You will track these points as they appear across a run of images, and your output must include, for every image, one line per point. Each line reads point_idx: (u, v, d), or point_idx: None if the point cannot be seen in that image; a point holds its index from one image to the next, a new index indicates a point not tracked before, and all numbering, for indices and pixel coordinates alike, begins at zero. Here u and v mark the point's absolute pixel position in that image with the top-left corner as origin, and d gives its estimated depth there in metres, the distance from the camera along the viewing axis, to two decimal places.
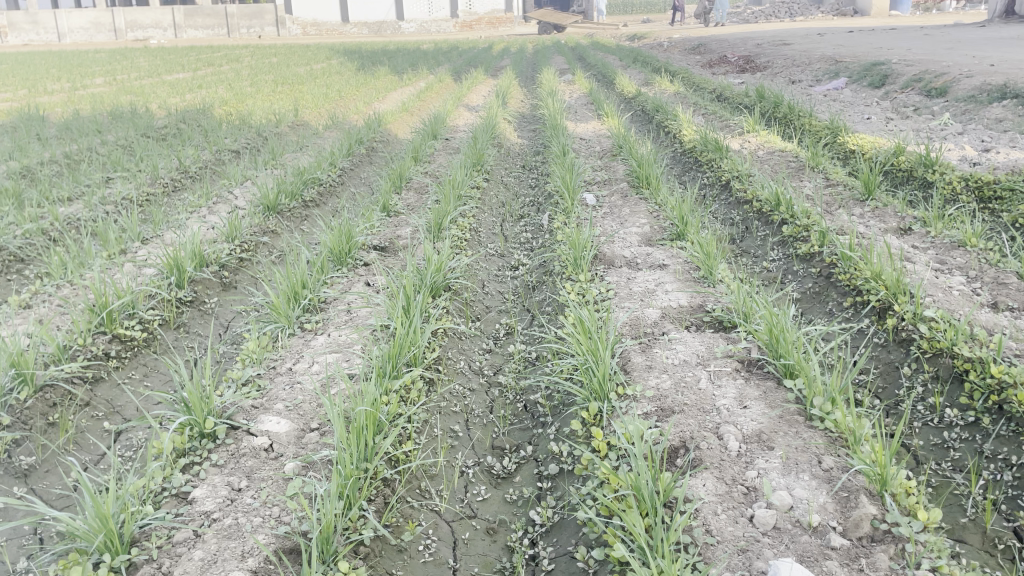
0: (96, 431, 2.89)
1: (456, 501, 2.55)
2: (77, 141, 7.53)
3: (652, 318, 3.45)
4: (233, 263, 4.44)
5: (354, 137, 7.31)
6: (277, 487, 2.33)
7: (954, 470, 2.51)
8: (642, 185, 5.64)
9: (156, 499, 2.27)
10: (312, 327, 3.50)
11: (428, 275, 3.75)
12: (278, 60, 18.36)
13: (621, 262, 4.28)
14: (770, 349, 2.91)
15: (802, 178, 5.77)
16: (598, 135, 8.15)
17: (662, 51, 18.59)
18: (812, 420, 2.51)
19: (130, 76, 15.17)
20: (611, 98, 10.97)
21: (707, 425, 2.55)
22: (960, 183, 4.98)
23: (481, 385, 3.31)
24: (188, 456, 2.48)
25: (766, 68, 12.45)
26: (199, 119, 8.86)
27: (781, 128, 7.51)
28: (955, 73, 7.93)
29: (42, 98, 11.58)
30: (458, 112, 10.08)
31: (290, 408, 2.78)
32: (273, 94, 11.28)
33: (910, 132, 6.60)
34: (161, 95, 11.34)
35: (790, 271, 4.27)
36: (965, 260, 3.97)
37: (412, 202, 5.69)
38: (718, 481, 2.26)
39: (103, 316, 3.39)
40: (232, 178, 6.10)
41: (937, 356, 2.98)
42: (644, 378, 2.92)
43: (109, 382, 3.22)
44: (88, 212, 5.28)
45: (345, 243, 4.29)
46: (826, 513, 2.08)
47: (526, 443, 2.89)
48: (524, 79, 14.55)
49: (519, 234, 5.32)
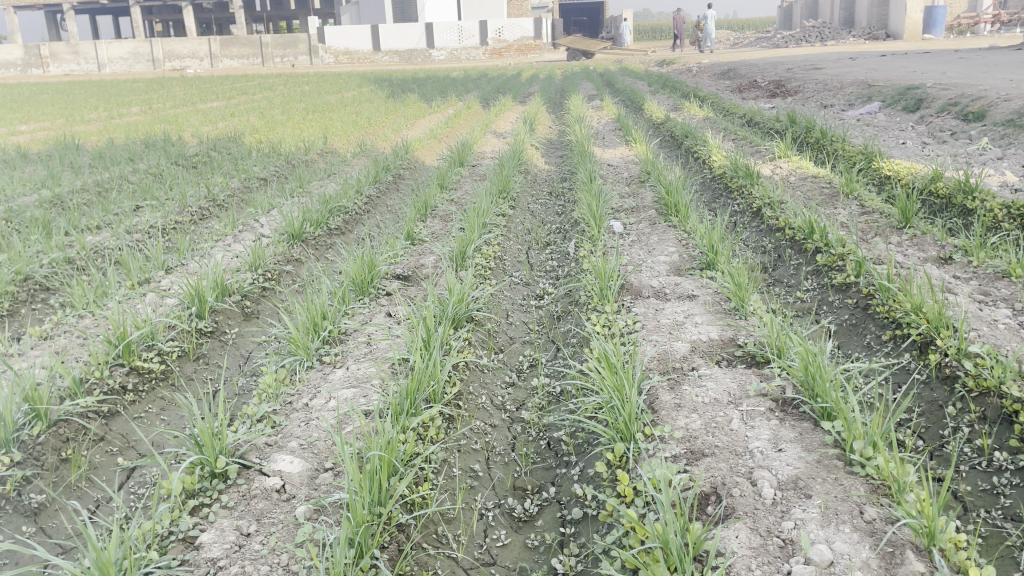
0: (109, 468, 2.83)
1: (475, 547, 2.44)
2: (109, 169, 7.61)
3: (681, 352, 3.32)
4: (255, 293, 4.40)
5: (381, 164, 7.31)
6: (287, 532, 2.24)
7: (1005, 519, 2.35)
8: (671, 212, 5.53)
9: (161, 544, 2.19)
10: (331, 360, 3.42)
11: (450, 306, 3.66)
12: (308, 88, 18.70)
13: (649, 292, 4.16)
14: (806, 388, 2.76)
15: (837, 205, 5.63)
16: (626, 160, 8.09)
17: (691, 76, 18.53)
18: (852, 465, 2.36)
19: (166, 104, 15.46)
20: (639, 124, 10.90)
21: (739, 470, 2.42)
22: (1002, 210, 4.79)
23: (503, 421, 3.20)
24: (197, 498, 2.40)
25: (797, 92, 12.32)
26: (230, 147, 8.94)
27: (814, 152, 7.37)
28: (993, 96, 7.73)
29: (80, 127, 11.81)
30: (485, 138, 10.09)
31: (304, 446, 2.69)
32: (304, 122, 11.36)
33: (947, 157, 6.43)
34: (195, 123, 11.52)
35: (825, 301, 4.12)
36: (1010, 291, 3.80)
37: (437, 229, 5.64)
38: (752, 533, 2.12)
39: (121, 348, 3.35)
40: (258, 206, 6.09)
41: (983, 394, 2.82)
42: (673, 417, 2.78)
43: (124, 416, 3.16)
44: (116, 240, 5.30)
45: (367, 272, 4.23)
46: (869, 569, 1.93)
47: (549, 484, 2.77)
48: (552, 105, 14.53)
49: (544, 261, 5.23)
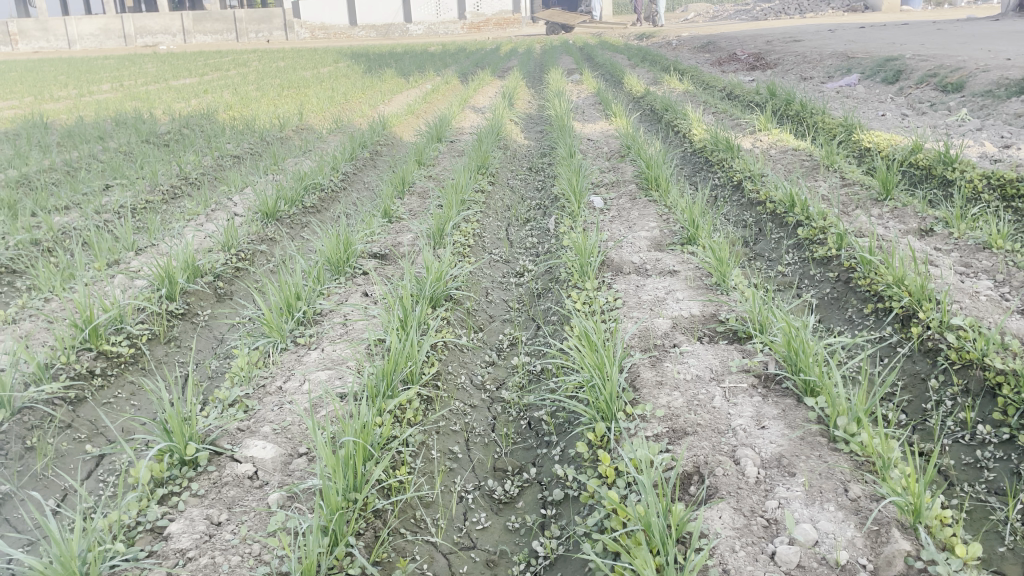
0: (76, 455, 2.75)
1: (454, 530, 2.39)
2: (78, 148, 7.43)
3: (663, 329, 3.27)
4: (229, 273, 4.30)
5: (357, 140, 7.17)
6: (259, 521, 2.17)
7: (989, 492, 2.34)
8: (651, 186, 5.46)
9: (129, 535, 2.12)
10: (306, 341, 3.34)
11: (428, 285, 3.58)
12: (284, 63, 18.41)
13: (630, 269, 4.10)
14: (789, 364, 2.72)
15: (817, 177, 5.59)
16: (605, 134, 8.01)
17: (670, 50, 18.34)
18: (836, 441, 2.33)
19: (138, 81, 15.10)
20: (619, 98, 10.83)
21: (722, 449, 2.38)
22: (983, 180, 4.78)
23: (483, 401, 3.15)
24: (166, 486, 2.33)
25: (776, 64, 12.25)
26: (202, 124, 8.75)
27: (794, 125, 7.32)
28: (971, 67, 7.71)
29: (49, 105, 11.54)
30: (464, 113, 9.95)
31: (277, 431, 2.62)
32: (278, 98, 11.14)
33: (926, 128, 6.40)
34: (166, 100, 11.27)
35: (806, 275, 4.10)
36: (991, 263, 3.79)
37: (415, 207, 5.53)
38: (735, 513, 2.07)
39: (87, 332, 3.25)
40: (231, 184, 5.94)
41: (966, 367, 2.81)
42: (654, 395, 2.73)
43: (91, 402, 3.07)
44: (84, 221, 5.16)
45: (342, 252, 4.14)
46: (855, 549, 1.90)
47: (530, 464, 2.73)
48: (531, 79, 14.39)
49: (524, 238, 5.16)
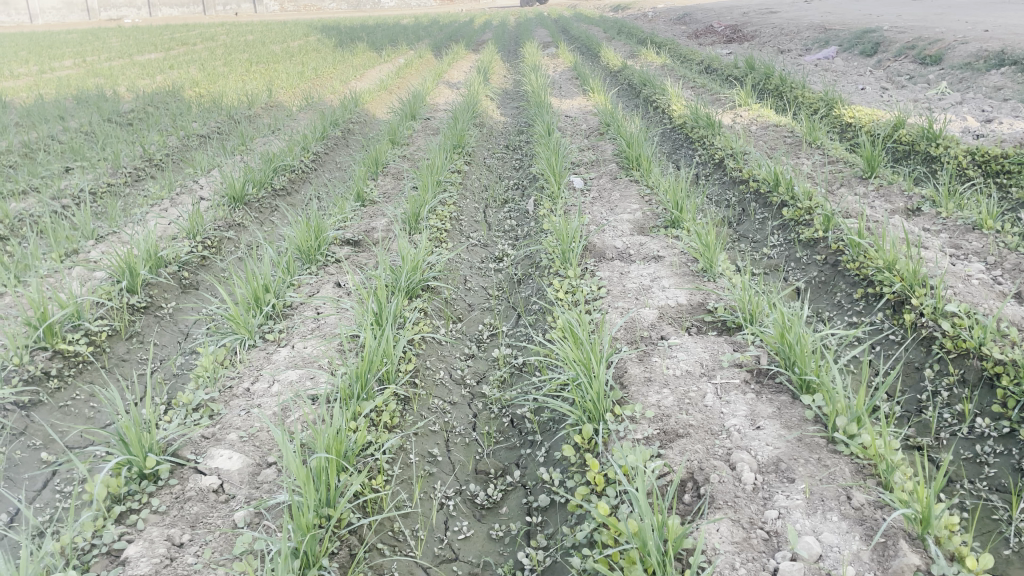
0: (31, 465, 2.58)
1: (435, 542, 2.26)
2: (35, 128, 7.11)
3: (649, 319, 3.14)
4: (194, 263, 4.11)
5: (328, 118, 6.93)
6: (224, 542, 2.02)
7: (991, 490, 2.25)
8: (632, 165, 5.31)
9: (83, 560, 1.97)
10: (275, 337, 3.18)
11: (403, 275, 3.42)
12: (253, 37, 17.93)
13: (613, 254, 3.96)
14: (783, 358, 2.60)
15: (800, 154, 5.48)
16: (583, 110, 7.84)
17: (646, 22, 18.14)
18: (835, 442, 2.21)
19: (100, 56, 14.59)
20: (595, 72, 10.67)
21: (716, 452, 2.26)
22: (967, 156, 4.68)
23: (463, 397, 3.01)
24: (124, 503, 2.17)
25: (754, 36, 12.09)
26: (167, 102, 8.45)
27: (774, 100, 7.19)
28: (950, 38, 7.60)
29: (7, 82, 11.09)
30: (438, 89, 9.75)
31: (244, 439, 2.47)
32: (247, 74, 10.84)
33: (908, 102, 6.28)
34: (130, 76, 10.90)
35: (793, 258, 4.00)
36: (981, 245, 3.70)
37: (388, 189, 5.34)
38: (733, 525, 1.96)
39: (42, 330, 3.05)
40: (197, 166, 5.70)
41: (962, 355, 2.71)
42: (643, 393, 2.61)
43: (47, 406, 2.89)
44: (41, 207, 4.91)
45: (313, 239, 3.95)
46: (861, 565, 1.78)
47: (513, 466, 2.61)
48: (506, 52, 14.19)
49: (503, 221, 5.01)
